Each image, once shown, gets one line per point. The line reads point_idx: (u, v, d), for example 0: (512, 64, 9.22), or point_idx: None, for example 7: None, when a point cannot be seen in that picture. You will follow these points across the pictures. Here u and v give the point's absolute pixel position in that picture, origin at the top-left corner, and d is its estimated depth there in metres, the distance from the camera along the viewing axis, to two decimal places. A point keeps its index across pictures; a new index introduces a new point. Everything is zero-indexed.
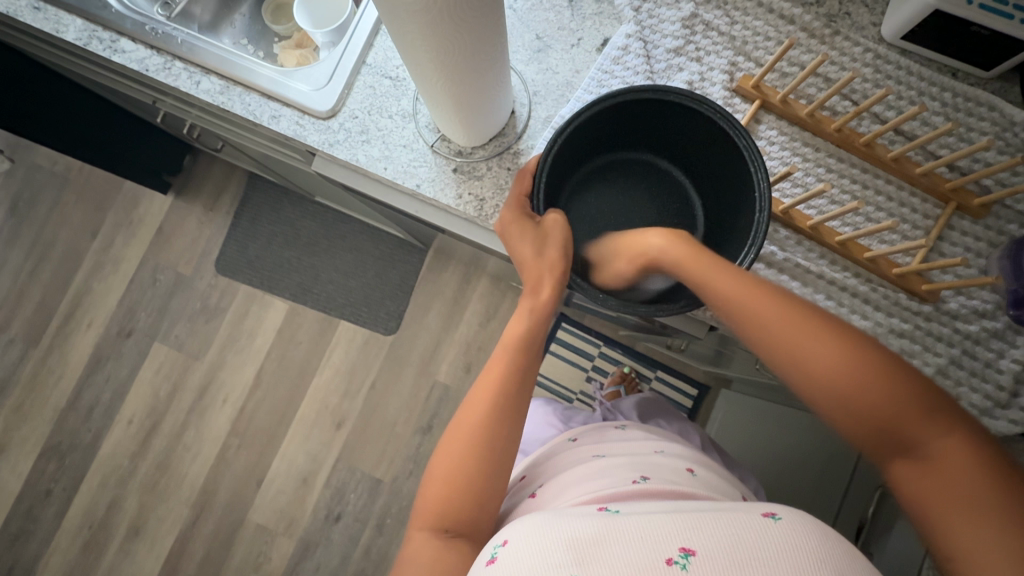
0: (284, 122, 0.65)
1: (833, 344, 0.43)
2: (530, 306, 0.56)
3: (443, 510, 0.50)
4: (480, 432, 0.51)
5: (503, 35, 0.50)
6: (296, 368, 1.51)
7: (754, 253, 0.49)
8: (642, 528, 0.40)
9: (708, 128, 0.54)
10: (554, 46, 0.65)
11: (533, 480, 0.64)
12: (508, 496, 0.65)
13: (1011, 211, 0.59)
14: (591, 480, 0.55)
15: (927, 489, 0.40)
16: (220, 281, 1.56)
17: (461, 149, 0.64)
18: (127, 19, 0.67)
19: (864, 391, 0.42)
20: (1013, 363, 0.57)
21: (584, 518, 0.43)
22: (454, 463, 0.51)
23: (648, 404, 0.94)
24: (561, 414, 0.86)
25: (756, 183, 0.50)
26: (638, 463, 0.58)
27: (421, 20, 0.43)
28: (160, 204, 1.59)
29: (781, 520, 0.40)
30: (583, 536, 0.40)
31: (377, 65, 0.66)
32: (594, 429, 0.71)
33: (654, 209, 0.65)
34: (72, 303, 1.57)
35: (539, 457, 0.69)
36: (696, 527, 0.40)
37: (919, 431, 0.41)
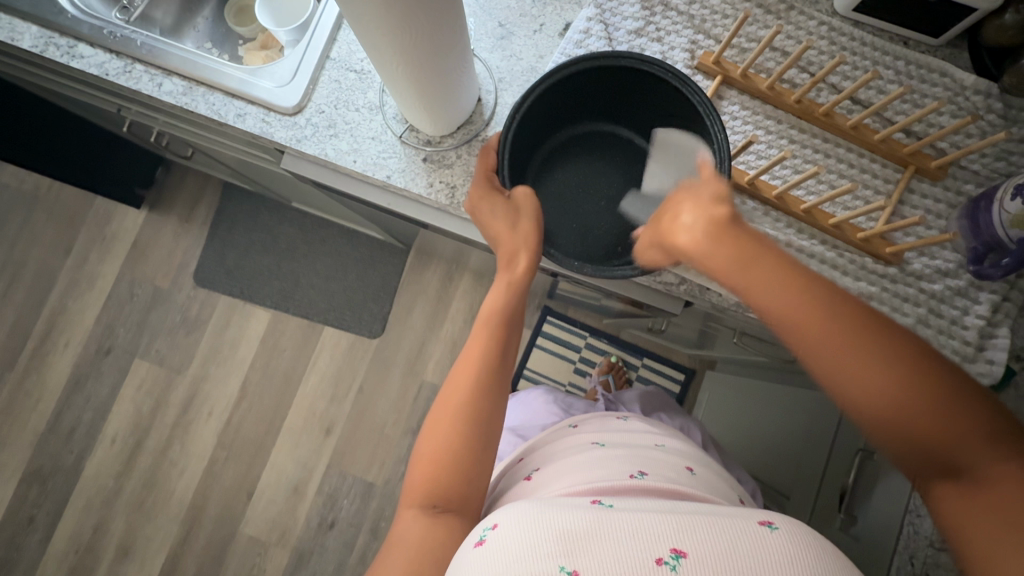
0: (249, 120, 0.65)
1: (886, 364, 0.38)
2: (508, 280, 0.56)
3: (433, 488, 0.49)
4: (469, 413, 0.51)
5: (463, 21, 0.50)
6: (282, 376, 1.49)
7: (718, 205, 0.50)
8: (634, 527, 0.41)
9: (668, 93, 0.55)
10: (517, 32, 0.65)
11: (529, 463, 0.65)
12: (503, 477, 0.66)
13: (967, 172, 0.60)
14: (588, 468, 0.56)
15: (977, 516, 0.36)
16: (199, 293, 1.54)
17: (430, 138, 0.64)
18: (84, 23, 0.66)
19: (915, 416, 0.38)
20: (977, 319, 0.59)
21: (578, 510, 0.43)
22: (444, 442, 0.51)
23: (646, 398, 0.95)
24: (560, 404, 0.87)
25: (714, 137, 0.52)
26: (637, 457, 0.58)
27: (378, 6, 0.42)
28: (133, 217, 1.57)
29: (777, 530, 0.41)
30: (573, 528, 0.41)
31: (341, 59, 0.66)
32: (594, 419, 0.72)
33: (625, 179, 0.64)
34: (47, 324, 1.54)
35: (537, 440, 0.70)
36: (693, 531, 0.40)
37: (969, 456, 0.37)
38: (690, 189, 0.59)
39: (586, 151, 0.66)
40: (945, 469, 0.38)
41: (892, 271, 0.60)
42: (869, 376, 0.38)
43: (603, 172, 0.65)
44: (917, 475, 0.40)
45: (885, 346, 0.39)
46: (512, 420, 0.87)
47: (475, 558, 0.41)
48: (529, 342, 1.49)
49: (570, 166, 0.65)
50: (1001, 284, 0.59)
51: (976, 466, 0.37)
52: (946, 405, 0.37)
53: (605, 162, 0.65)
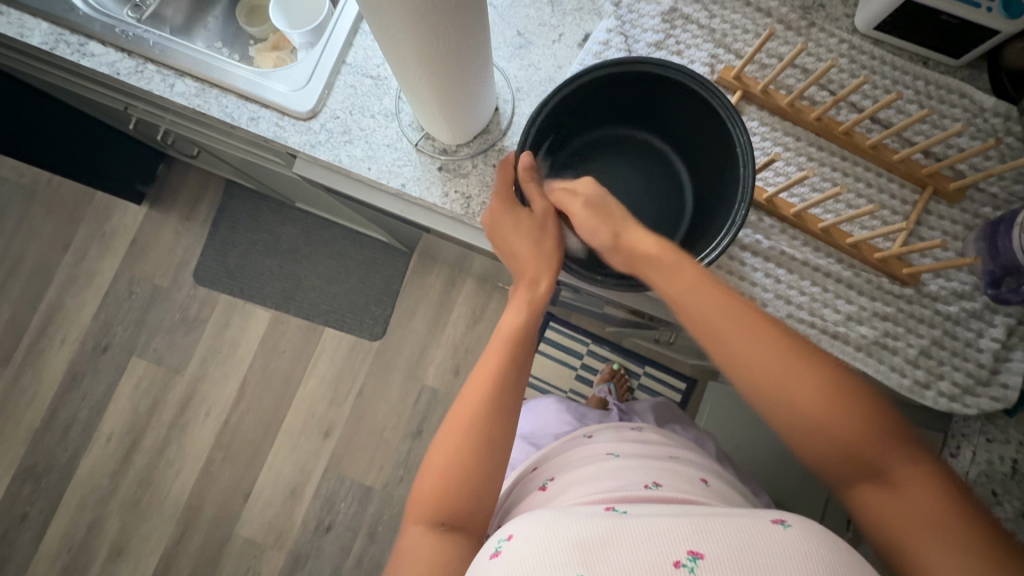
0: (263, 123, 0.64)
1: (802, 364, 0.44)
2: (529, 297, 0.56)
3: (443, 499, 0.49)
4: (481, 423, 0.51)
5: (485, 32, 0.50)
6: (281, 377, 1.48)
7: (744, 212, 0.49)
8: (650, 531, 0.40)
9: (694, 101, 0.55)
10: (536, 42, 0.65)
11: (543, 473, 0.64)
12: (516, 488, 0.66)
13: (985, 194, 0.60)
14: (603, 479, 0.55)
15: (890, 514, 0.40)
16: (199, 292, 1.53)
17: (445, 147, 0.63)
18: (96, 21, 0.65)
19: (828, 417, 0.42)
20: (992, 342, 0.59)
21: (593, 518, 0.42)
22: (453, 452, 0.50)
23: (658, 410, 0.94)
24: (573, 413, 0.86)
25: (737, 140, 0.51)
26: (652, 468, 0.58)
27: (406, 14, 0.42)
28: (134, 214, 1.55)
29: (791, 527, 0.40)
30: (589, 537, 0.40)
31: (357, 64, 0.65)
32: (608, 429, 0.71)
33: (645, 184, 0.65)
34: (44, 320, 1.52)
35: (550, 450, 0.69)
36: (708, 533, 0.40)
37: (884, 457, 0.41)
38: (711, 198, 0.59)
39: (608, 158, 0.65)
40: (867, 471, 0.42)
41: (908, 292, 0.60)
42: (779, 373, 0.44)
43: (624, 175, 0.65)
44: (842, 482, 0.43)
45: (800, 351, 0.45)
46: (525, 427, 0.86)
47: (491, 567, 0.41)
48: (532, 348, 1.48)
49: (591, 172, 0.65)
50: (1017, 308, 0.59)
51: (890, 468, 0.41)
52: (854, 404, 0.42)
53: (627, 169, 0.65)
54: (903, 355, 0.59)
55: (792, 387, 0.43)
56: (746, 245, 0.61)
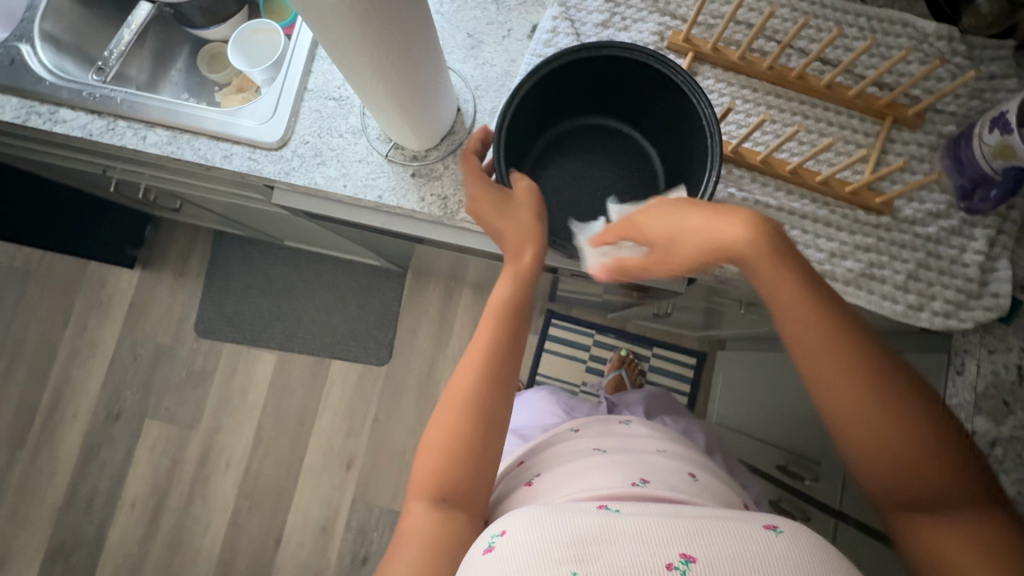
0: (236, 160, 0.65)
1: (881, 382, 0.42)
2: (515, 270, 0.57)
3: (442, 480, 0.50)
4: (475, 402, 0.52)
5: (434, 38, 0.52)
6: (295, 415, 1.48)
7: (714, 179, 0.52)
8: (641, 531, 0.39)
9: (652, 76, 0.57)
10: (486, 41, 0.67)
11: (532, 468, 0.64)
12: (505, 482, 0.66)
13: (943, 115, 0.62)
14: (591, 476, 0.55)
15: (938, 540, 0.41)
16: (202, 344, 1.54)
17: (415, 154, 0.65)
18: (63, 88, 0.67)
19: (899, 442, 0.42)
20: (976, 255, 0.60)
21: (586, 514, 0.42)
22: (450, 429, 0.51)
23: (649, 403, 0.96)
24: (564, 405, 0.89)
25: (702, 113, 0.53)
26: (641, 463, 0.57)
27: (360, 40, 0.44)
28: (128, 278, 1.56)
29: (783, 534, 0.40)
30: (583, 532, 0.39)
31: (319, 88, 0.67)
32: (597, 423, 0.72)
33: (617, 165, 0.66)
34: (53, 396, 1.52)
35: (538, 445, 0.70)
36: (702, 535, 0.39)
37: (942, 486, 0.41)
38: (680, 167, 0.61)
39: (576, 141, 0.67)
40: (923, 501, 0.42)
41: (886, 221, 0.61)
42: (866, 392, 0.42)
43: (595, 160, 0.66)
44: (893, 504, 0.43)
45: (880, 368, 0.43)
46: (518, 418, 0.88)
47: (484, 563, 0.40)
48: (538, 347, 1.49)
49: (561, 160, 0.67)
50: (993, 218, 0.60)
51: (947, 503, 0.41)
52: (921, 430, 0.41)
53: (597, 152, 0.66)
54: (890, 281, 0.60)
55: (866, 401, 0.42)
56: (721, 201, 0.62)
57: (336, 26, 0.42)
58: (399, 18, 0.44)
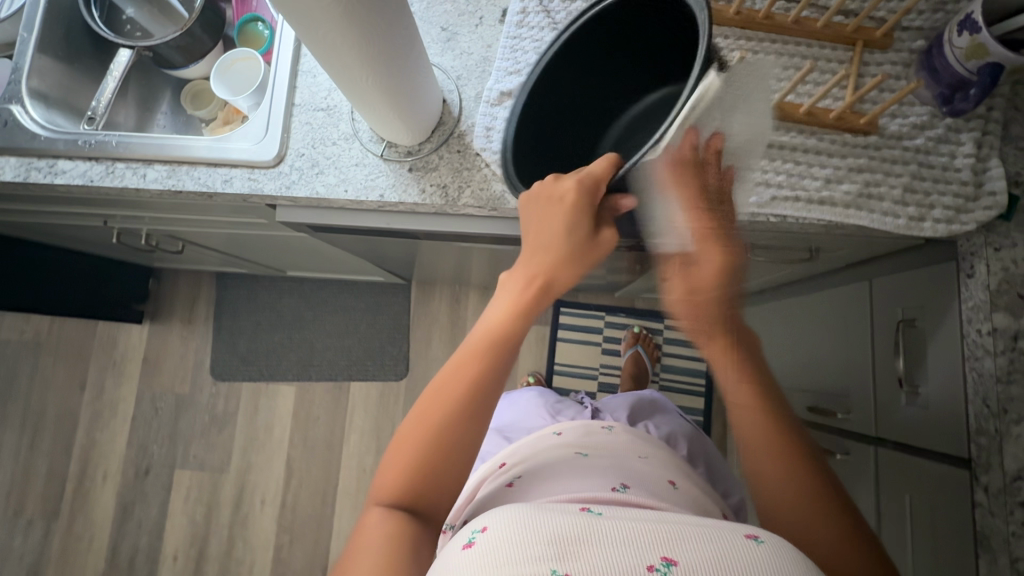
0: (236, 183, 0.67)
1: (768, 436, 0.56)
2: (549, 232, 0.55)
3: (416, 478, 0.50)
4: (461, 406, 0.52)
5: (417, 37, 0.54)
6: (323, 442, 1.48)
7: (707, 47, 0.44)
8: (622, 536, 0.41)
9: (648, 2, 0.54)
10: (460, 32, 0.69)
11: (513, 467, 0.67)
12: (486, 481, 0.68)
13: (911, 31, 0.64)
14: (573, 481, 0.59)
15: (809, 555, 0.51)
16: (221, 388, 1.54)
17: (409, 149, 0.66)
18: (58, 140, 0.68)
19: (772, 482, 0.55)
20: (966, 159, 0.61)
21: (569, 517, 0.43)
22: (429, 424, 0.52)
23: (638, 406, 0.97)
24: (550, 409, 0.91)
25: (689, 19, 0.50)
26: (622, 470, 0.63)
27: (344, 42, 0.46)
28: (138, 334, 1.57)
29: (763, 541, 0.41)
30: (567, 533, 0.41)
31: (306, 101, 0.69)
32: (579, 427, 0.76)
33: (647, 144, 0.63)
34: (81, 463, 1.52)
35: (521, 447, 0.73)
36: (685, 542, 0.40)
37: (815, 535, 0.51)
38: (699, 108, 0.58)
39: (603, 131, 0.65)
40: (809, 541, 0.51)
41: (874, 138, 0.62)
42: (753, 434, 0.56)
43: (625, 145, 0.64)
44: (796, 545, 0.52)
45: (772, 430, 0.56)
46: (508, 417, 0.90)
47: (463, 558, 0.40)
48: (552, 338, 1.49)
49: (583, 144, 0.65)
50: (976, 121, 0.62)
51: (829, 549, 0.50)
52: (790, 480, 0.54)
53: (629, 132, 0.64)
54: (888, 197, 0.61)
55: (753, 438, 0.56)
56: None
57: (319, 30, 0.44)
58: (383, 19, 0.46)
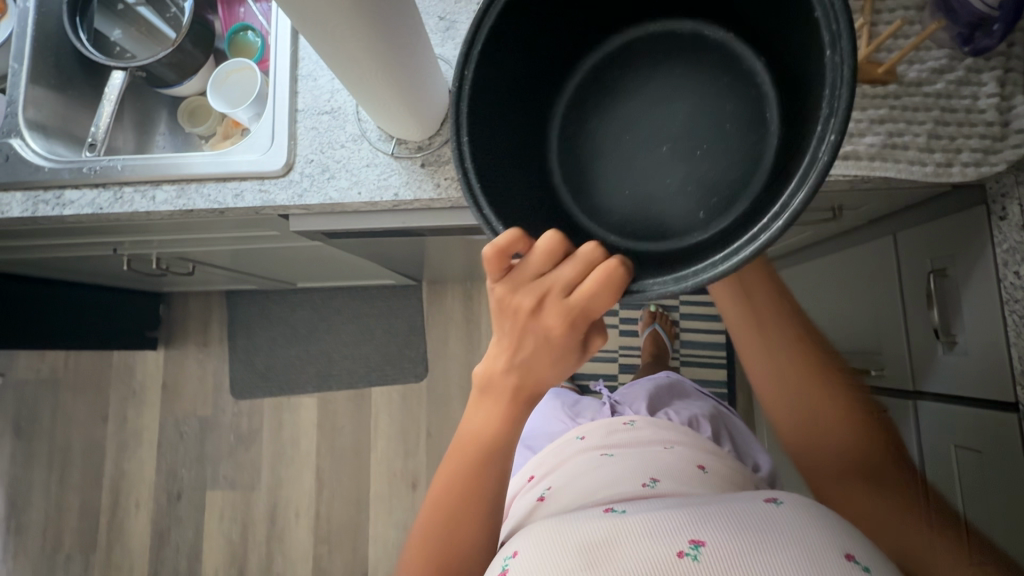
0: (247, 196, 0.66)
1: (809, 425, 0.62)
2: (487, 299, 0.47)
3: (440, 544, 0.55)
4: (475, 467, 0.54)
5: (423, 36, 0.53)
6: (350, 450, 1.48)
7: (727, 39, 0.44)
8: (648, 528, 0.47)
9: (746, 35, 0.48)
10: (460, 19, 0.68)
11: (542, 479, 0.67)
12: (519, 498, 0.69)
13: None
14: (601, 478, 0.61)
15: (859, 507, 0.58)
16: (243, 406, 1.54)
17: (420, 144, 0.65)
18: (63, 170, 0.67)
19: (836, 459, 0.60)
20: (990, 99, 0.59)
21: (595, 520, 0.49)
22: (452, 489, 0.55)
23: (655, 392, 0.93)
24: (568, 409, 0.90)
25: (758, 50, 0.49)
26: (649, 463, 0.62)
27: (349, 36, 0.45)
28: (154, 361, 1.57)
29: (783, 504, 0.49)
30: (595, 535, 0.47)
31: (309, 106, 0.67)
32: (601, 425, 0.73)
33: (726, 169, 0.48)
34: (112, 494, 1.53)
35: (547, 457, 0.72)
36: (707, 526, 0.46)
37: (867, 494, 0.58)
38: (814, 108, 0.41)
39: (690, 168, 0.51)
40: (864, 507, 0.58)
41: (895, 87, 0.61)
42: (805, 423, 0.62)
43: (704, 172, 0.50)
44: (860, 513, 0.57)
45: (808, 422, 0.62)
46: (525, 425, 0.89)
47: None
48: None
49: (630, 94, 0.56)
50: (997, 60, 0.60)
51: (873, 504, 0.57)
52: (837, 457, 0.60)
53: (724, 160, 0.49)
54: (914, 147, 0.60)
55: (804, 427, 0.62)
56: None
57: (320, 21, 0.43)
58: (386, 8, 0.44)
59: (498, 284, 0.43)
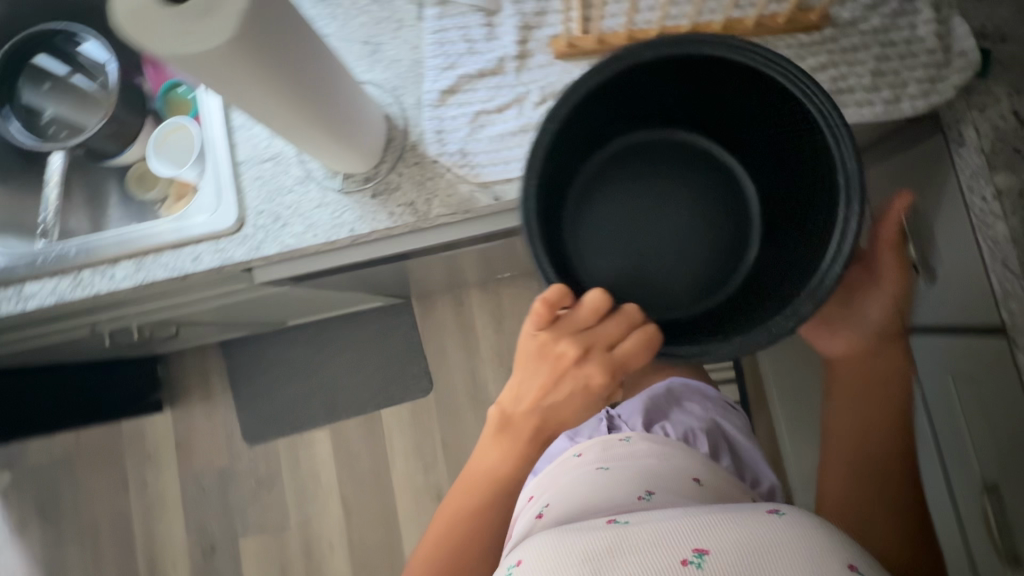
0: (205, 259, 0.65)
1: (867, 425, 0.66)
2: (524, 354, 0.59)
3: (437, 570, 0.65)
4: (472, 519, 0.67)
5: (341, 68, 0.51)
6: (371, 474, 1.50)
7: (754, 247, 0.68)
8: (652, 537, 0.48)
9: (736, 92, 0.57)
10: (384, 40, 0.66)
11: (540, 497, 0.67)
12: (515, 518, 0.68)
13: None
14: (599, 494, 0.62)
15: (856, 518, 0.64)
16: (258, 451, 1.55)
17: (366, 175, 0.64)
18: (17, 266, 0.67)
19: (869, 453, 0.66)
20: (927, 27, 0.59)
21: (598, 532, 0.50)
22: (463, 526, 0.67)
23: (655, 399, 0.90)
24: (567, 430, 0.90)
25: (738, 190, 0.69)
26: (644, 477, 0.65)
27: (259, 90, 0.43)
28: (162, 423, 1.58)
29: (783, 514, 0.50)
30: (600, 547, 0.48)
31: (250, 156, 0.66)
32: (598, 442, 0.74)
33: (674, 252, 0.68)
34: (147, 559, 1.54)
35: (544, 477, 0.72)
36: (708, 532, 0.47)
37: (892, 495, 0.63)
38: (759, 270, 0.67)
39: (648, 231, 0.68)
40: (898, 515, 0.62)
41: (832, 31, 0.60)
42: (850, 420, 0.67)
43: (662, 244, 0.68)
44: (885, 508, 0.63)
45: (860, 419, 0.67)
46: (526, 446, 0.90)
47: None
48: None
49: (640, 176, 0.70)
50: None
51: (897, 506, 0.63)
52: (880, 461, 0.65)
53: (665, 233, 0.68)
54: (861, 88, 0.59)
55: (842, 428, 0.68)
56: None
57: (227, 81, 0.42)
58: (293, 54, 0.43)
59: (542, 330, 0.56)
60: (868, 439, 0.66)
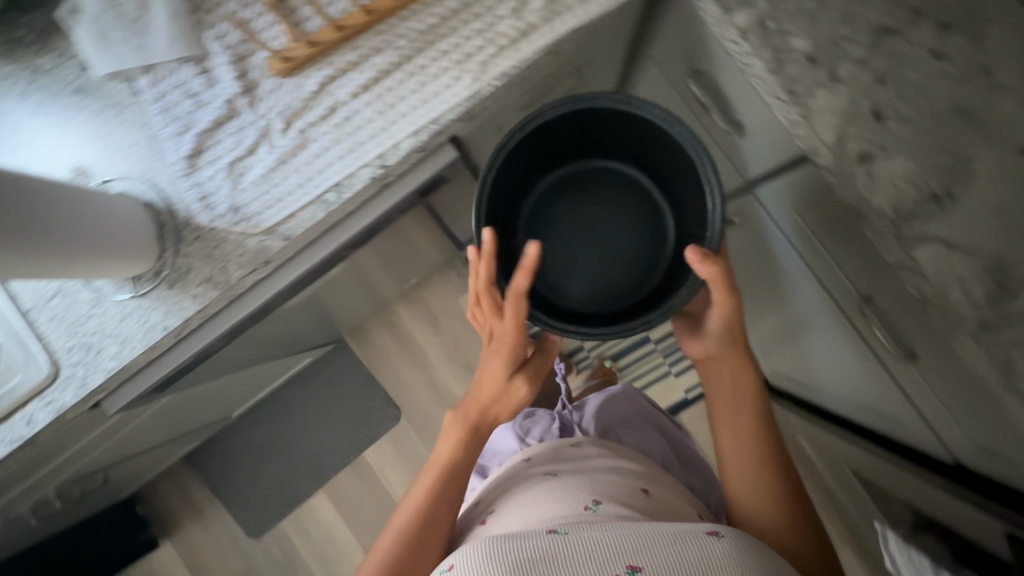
0: (39, 416, 0.62)
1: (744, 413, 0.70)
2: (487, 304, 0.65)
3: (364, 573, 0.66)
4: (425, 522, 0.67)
5: (37, 179, 0.48)
6: (379, 513, 1.51)
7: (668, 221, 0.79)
8: (592, 556, 0.50)
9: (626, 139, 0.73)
10: (112, 130, 0.62)
11: (491, 504, 0.70)
12: (465, 521, 0.74)
13: None
14: (546, 499, 0.63)
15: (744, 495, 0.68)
16: (266, 541, 1.54)
17: (155, 268, 0.61)
18: None
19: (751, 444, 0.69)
20: None
21: (538, 538, 0.53)
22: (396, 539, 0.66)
23: (614, 403, 0.95)
24: (519, 428, 0.92)
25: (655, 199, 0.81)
26: (592, 482, 0.65)
27: None
28: (163, 557, 1.55)
29: (723, 536, 0.52)
30: (535, 555, 0.50)
31: (37, 299, 0.63)
32: (548, 448, 0.75)
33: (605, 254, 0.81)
34: None
35: (498, 481, 0.74)
36: (646, 551, 0.50)
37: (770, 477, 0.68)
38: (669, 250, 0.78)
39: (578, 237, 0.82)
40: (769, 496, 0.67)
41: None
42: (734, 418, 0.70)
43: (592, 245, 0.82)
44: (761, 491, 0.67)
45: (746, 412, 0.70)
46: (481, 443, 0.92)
47: None
48: None
49: (579, 193, 0.82)
50: None
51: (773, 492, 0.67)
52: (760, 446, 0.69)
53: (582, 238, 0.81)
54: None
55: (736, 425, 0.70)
56: (401, 61, 0.59)
57: None
58: None
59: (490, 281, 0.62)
60: (743, 432, 0.69)
